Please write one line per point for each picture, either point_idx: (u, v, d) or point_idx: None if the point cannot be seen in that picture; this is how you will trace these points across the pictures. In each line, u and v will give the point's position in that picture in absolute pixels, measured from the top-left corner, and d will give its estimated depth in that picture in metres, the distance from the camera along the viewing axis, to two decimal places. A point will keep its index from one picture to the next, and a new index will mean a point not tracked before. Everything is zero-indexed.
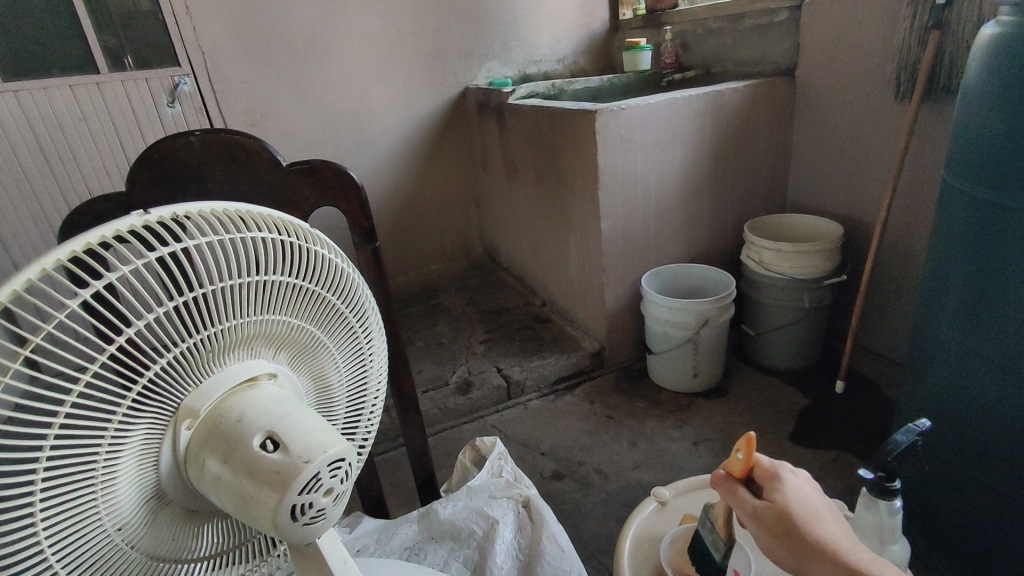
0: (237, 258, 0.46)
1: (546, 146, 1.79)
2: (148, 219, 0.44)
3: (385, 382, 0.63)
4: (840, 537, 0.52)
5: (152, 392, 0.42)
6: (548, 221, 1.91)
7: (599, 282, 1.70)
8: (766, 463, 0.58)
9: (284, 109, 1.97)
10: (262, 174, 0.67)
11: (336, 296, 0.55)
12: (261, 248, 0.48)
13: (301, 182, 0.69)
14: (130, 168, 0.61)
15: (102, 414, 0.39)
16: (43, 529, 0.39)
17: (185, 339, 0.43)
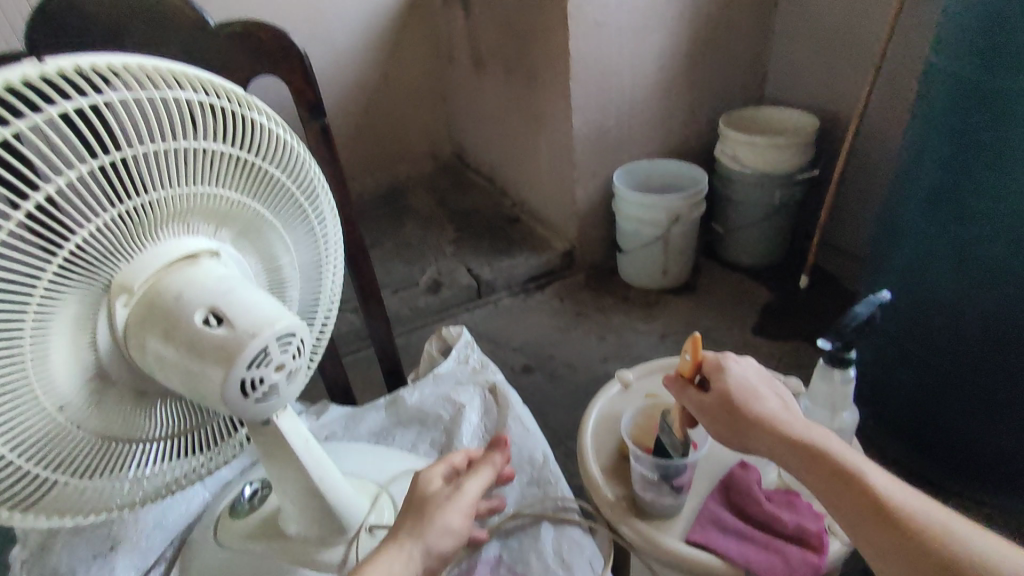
0: (160, 121, 0.40)
1: (514, 32, 1.68)
2: (44, 68, 0.37)
3: (341, 266, 0.61)
4: (777, 412, 0.61)
5: (76, 266, 0.39)
6: (518, 116, 1.83)
7: (570, 179, 1.66)
8: (710, 357, 0.66)
9: None
10: (187, 37, 0.60)
11: (280, 170, 0.50)
12: (190, 111, 0.42)
13: (235, 47, 0.63)
14: (28, 23, 0.55)
15: (18, 286, 0.36)
16: None
17: (108, 209, 0.39)
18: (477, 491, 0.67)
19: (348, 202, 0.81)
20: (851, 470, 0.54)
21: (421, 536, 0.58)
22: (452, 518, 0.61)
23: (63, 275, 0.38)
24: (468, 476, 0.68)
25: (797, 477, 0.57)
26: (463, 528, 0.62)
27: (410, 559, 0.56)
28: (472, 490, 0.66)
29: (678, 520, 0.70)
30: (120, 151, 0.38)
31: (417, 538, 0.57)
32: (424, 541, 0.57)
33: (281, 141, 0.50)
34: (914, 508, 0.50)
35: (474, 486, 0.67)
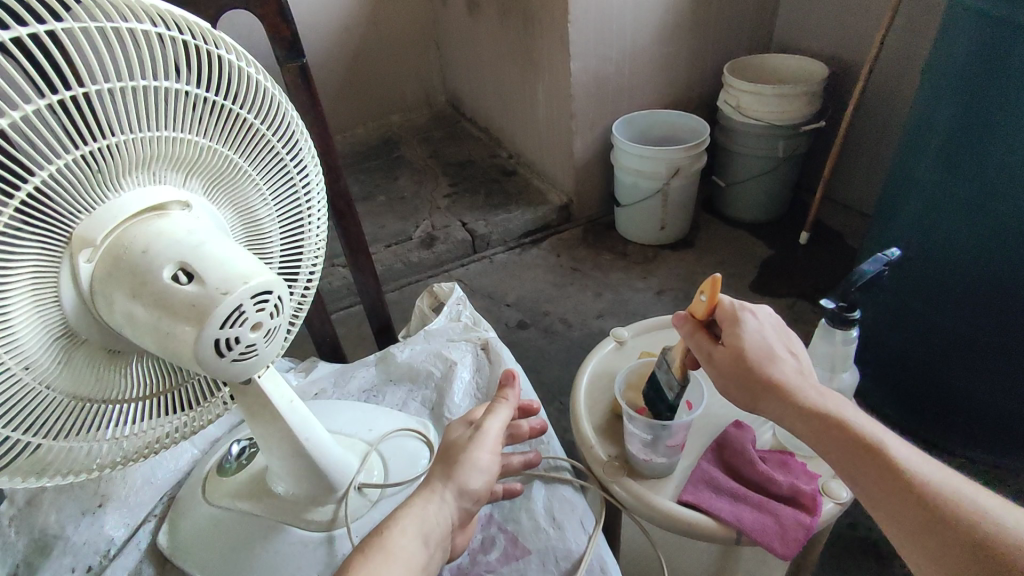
0: (113, 58, 0.36)
1: None
2: None
3: (325, 220, 0.58)
4: (793, 375, 0.55)
5: (32, 217, 0.36)
6: (515, 63, 1.75)
7: (568, 130, 1.60)
8: (728, 305, 0.60)
9: None
10: None
11: (252, 114, 0.46)
12: (147, 47, 0.38)
13: None
14: None
15: None
16: None
17: (65, 156, 0.35)
18: (500, 427, 0.63)
19: (333, 151, 0.76)
20: (870, 442, 0.49)
21: (452, 477, 0.56)
22: (483, 455, 0.59)
23: (21, 229, 0.35)
24: (487, 413, 0.64)
25: (809, 443, 0.52)
26: (495, 465, 0.60)
27: (443, 504, 0.55)
28: (495, 427, 0.62)
29: (669, 480, 0.70)
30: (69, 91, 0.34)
31: (449, 481, 0.56)
32: (455, 483, 0.56)
33: (256, 84, 0.46)
34: (937, 483, 0.45)
35: (497, 422, 0.63)
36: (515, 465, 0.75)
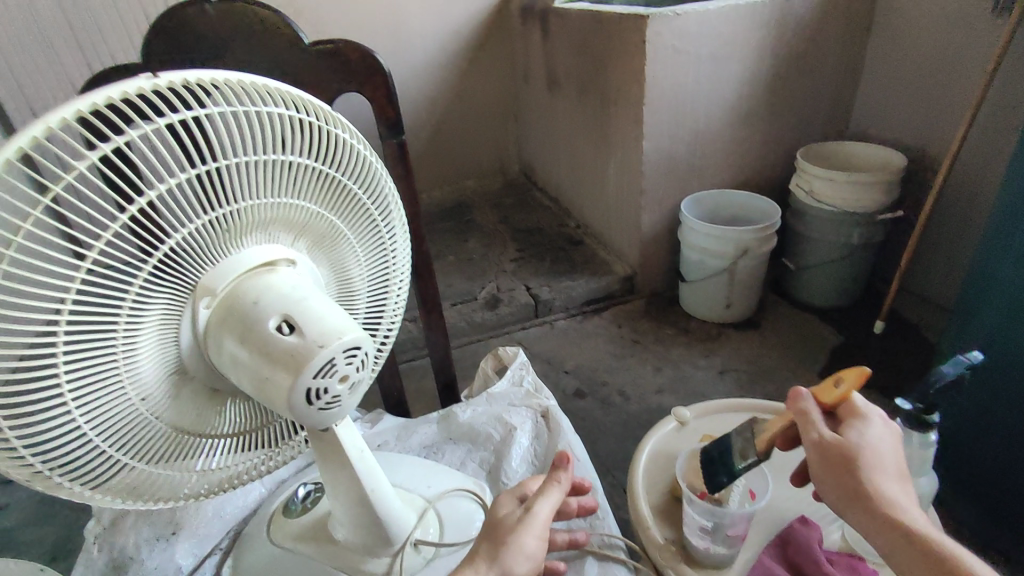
0: (248, 135, 0.42)
1: (592, 55, 1.69)
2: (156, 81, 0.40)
3: (407, 280, 0.62)
4: (904, 495, 0.53)
5: (169, 268, 0.41)
6: (590, 139, 1.83)
7: (636, 204, 1.64)
8: (857, 402, 0.58)
9: (320, 6, 1.96)
10: (282, 53, 0.64)
11: (355, 184, 0.52)
12: (276, 125, 0.44)
13: (324, 64, 0.65)
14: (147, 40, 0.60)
15: (119, 286, 0.39)
16: (71, 398, 0.39)
17: (201, 217, 0.41)
18: (549, 511, 0.62)
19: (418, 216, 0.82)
20: None
21: (498, 559, 0.56)
22: (530, 542, 0.59)
23: (158, 278, 0.41)
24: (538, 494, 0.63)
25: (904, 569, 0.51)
26: (541, 552, 0.59)
27: None
28: (543, 511, 0.62)
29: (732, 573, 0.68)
30: (211, 161, 0.41)
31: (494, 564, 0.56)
32: (501, 566, 0.56)
33: (361, 157, 0.52)
34: None
35: (545, 506, 0.62)
36: (559, 544, 0.74)
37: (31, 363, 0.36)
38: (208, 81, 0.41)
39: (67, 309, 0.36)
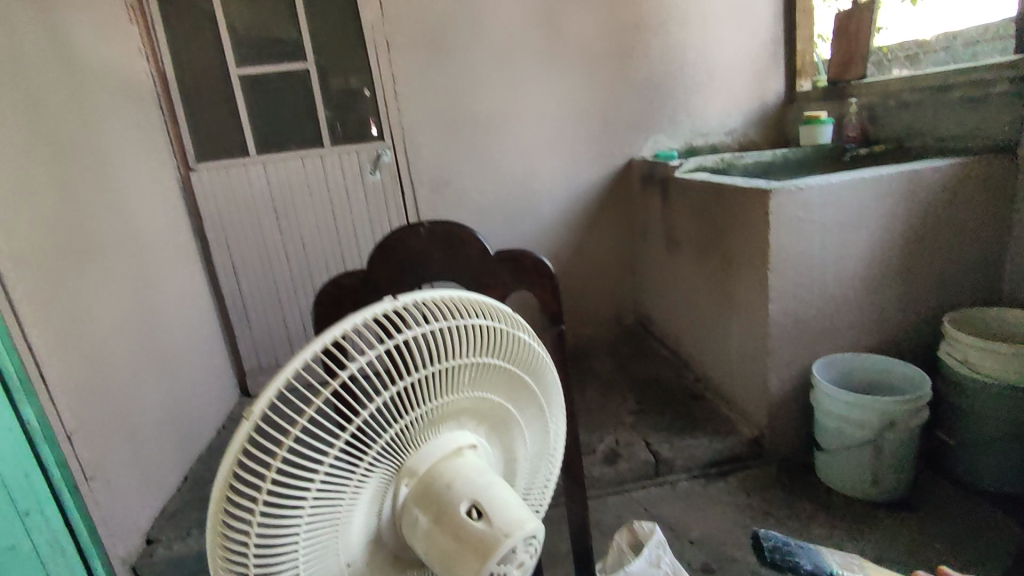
0: (447, 345, 0.54)
1: (713, 220, 1.80)
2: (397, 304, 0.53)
3: (559, 456, 0.69)
4: None
5: (388, 453, 0.51)
6: (711, 297, 1.88)
7: (763, 364, 1.62)
8: None
9: (465, 177, 2.40)
10: (472, 261, 0.76)
11: (524, 371, 0.61)
12: (467, 334, 0.55)
13: (504, 269, 0.77)
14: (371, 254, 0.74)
15: (351, 467, 0.48)
16: (301, 559, 0.48)
17: (416, 410, 0.52)
18: None
19: (569, 397, 0.88)
20: None
21: None
22: None
23: (378, 459, 0.50)
24: None
25: None
26: None
27: None
28: None
29: None
30: (429, 365, 0.52)
31: None
32: None
33: (532, 353, 0.62)
34: None
35: None
36: None
37: (282, 528, 0.46)
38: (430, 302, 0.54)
39: (315, 485, 0.46)
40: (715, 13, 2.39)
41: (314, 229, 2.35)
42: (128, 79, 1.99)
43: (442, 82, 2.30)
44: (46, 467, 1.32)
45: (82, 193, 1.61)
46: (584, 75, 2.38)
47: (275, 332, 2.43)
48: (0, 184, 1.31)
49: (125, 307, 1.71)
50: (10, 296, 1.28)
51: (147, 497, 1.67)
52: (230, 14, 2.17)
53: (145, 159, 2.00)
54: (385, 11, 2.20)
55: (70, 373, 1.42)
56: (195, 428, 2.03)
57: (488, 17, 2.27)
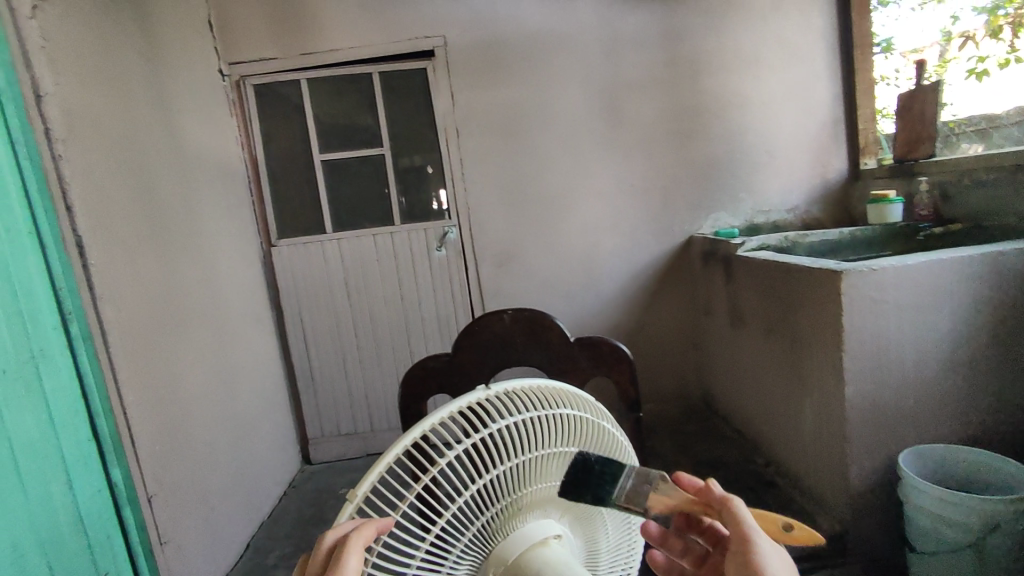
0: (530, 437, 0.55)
1: (780, 300, 1.78)
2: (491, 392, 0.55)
3: (639, 549, 0.69)
4: None
5: (477, 539, 0.54)
6: (782, 378, 1.81)
7: (841, 452, 1.53)
8: None
9: (528, 254, 2.48)
10: (554, 345, 0.90)
11: (605, 456, 0.62)
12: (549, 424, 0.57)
13: (584, 353, 0.90)
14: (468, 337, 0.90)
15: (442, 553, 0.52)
16: None
17: (506, 497, 0.55)
18: None
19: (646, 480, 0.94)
20: None
21: None
22: None
23: (467, 546, 0.53)
24: None
25: None
26: None
27: None
28: None
29: None
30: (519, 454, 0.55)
31: None
32: None
33: (615, 443, 0.63)
34: None
35: None
36: None
37: None
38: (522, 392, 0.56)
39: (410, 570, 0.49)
40: (773, 95, 2.45)
41: (381, 302, 2.45)
42: (226, 164, 2.20)
43: (507, 164, 2.42)
44: (126, 527, 1.37)
45: (180, 267, 1.76)
46: (644, 155, 2.46)
47: (339, 401, 2.50)
48: (114, 263, 1.45)
49: (207, 373, 1.82)
50: (113, 360, 1.39)
51: (214, 564, 1.70)
52: (318, 107, 2.39)
53: (234, 236, 2.17)
54: (457, 101, 2.38)
55: (155, 437, 1.50)
56: (259, 494, 2.07)
57: (551, 104, 2.41)
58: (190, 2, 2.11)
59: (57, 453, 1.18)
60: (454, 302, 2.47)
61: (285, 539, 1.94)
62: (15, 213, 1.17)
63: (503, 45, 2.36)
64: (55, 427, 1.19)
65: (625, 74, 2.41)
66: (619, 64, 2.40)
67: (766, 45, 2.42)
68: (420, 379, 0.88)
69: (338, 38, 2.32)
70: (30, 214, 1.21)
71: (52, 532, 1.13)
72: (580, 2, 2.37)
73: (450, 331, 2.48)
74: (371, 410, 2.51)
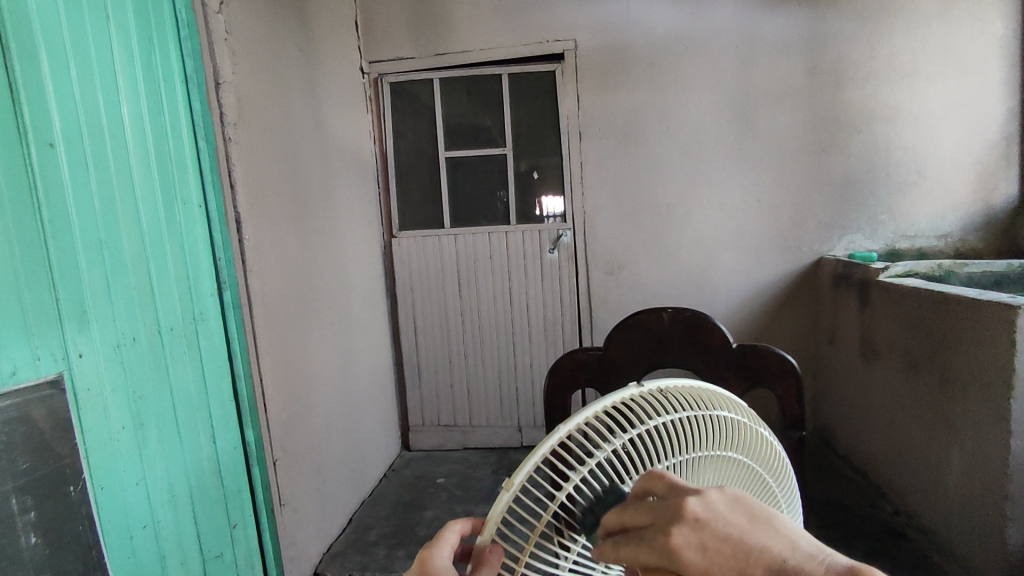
0: (684, 437, 0.53)
1: (930, 332, 1.61)
2: (642, 388, 0.54)
3: None
4: None
5: None
6: (925, 420, 1.64)
7: (999, 511, 1.35)
8: None
9: (640, 262, 2.42)
10: (713, 347, 0.91)
11: (764, 464, 0.59)
12: (705, 425, 0.54)
13: (747, 359, 0.89)
14: (619, 332, 0.93)
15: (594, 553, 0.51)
16: None
17: None
18: None
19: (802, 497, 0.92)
20: None
21: None
22: None
23: None
24: None
25: None
26: None
27: None
28: None
29: None
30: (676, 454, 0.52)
31: None
32: None
33: (770, 448, 0.60)
34: None
35: None
36: None
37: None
38: (674, 390, 0.54)
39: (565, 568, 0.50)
40: (930, 110, 2.23)
41: (490, 300, 2.48)
42: (359, 156, 2.33)
43: (627, 169, 2.38)
44: (255, 486, 1.46)
45: (316, 249, 1.88)
46: (775, 168, 2.33)
47: (442, 393, 2.56)
48: (265, 239, 1.57)
49: (330, 351, 1.92)
50: (257, 328, 1.50)
51: (323, 531, 1.80)
52: (446, 106, 2.47)
53: (361, 224, 2.29)
54: (582, 104, 2.37)
55: (284, 404, 1.61)
56: (364, 473, 2.16)
57: (679, 111, 2.34)
58: (342, 4, 2.26)
59: (207, 408, 1.29)
60: (562, 307, 2.45)
61: (386, 518, 2.01)
62: (191, 187, 1.30)
63: (634, 49, 2.33)
64: (207, 386, 1.30)
65: (762, 82, 2.29)
66: (756, 70, 2.29)
67: (926, 54, 2.21)
68: (570, 370, 0.92)
69: (471, 39, 2.39)
70: (202, 189, 1.34)
71: (199, 480, 1.24)
72: (720, 5, 2.28)
73: (555, 335, 2.47)
74: (470, 405, 2.55)
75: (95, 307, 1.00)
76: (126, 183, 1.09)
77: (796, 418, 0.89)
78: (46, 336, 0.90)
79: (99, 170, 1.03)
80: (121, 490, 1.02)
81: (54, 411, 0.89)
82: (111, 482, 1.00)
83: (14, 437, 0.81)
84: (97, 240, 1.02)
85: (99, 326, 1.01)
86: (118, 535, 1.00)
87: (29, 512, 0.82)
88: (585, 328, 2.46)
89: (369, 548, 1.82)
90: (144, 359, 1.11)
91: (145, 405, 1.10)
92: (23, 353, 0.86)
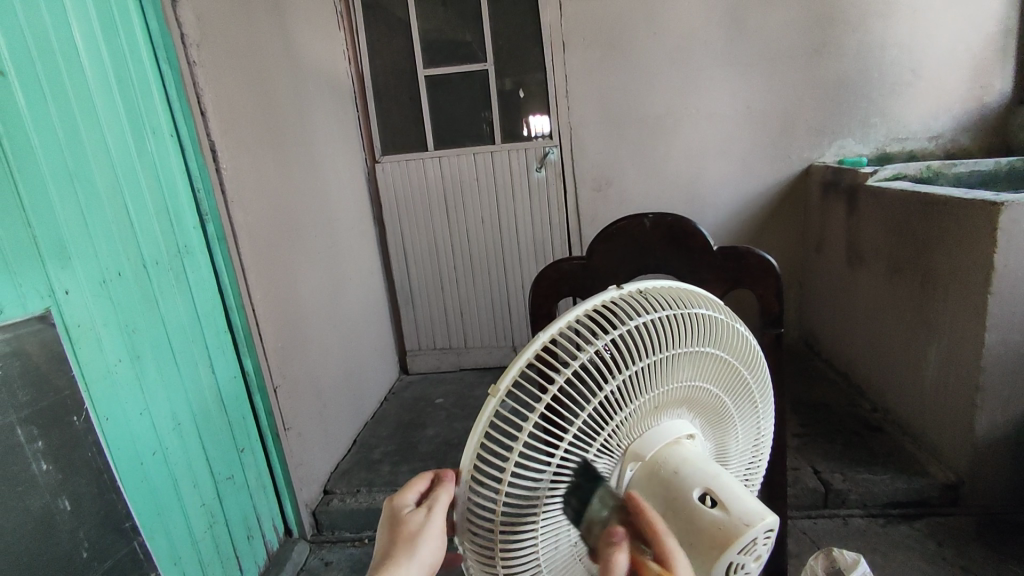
0: (666, 334, 0.54)
1: (914, 233, 1.63)
2: (620, 293, 0.56)
3: (768, 445, 0.71)
4: None
5: (617, 435, 0.54)
6: (905, 320, 1.68)
7: (969, 401, 1.42)
8: None
9: (629, 178, 2.39)
10: (695, 250, 0.91)
11: (741, 361, 0.62)
12: (686, 322, 0.56)
13: (728, 261, 0.90)
14: (601, 240, 0.93)
15: (584, 450, 0.52)
16: (540, 538, 0.53)
17: (648, 394, 0.54)
18: None
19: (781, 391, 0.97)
20: None
21: None
22: None
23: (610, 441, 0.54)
24: None
25: None
26: None
27: None
28: None
29: None
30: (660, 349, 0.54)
31: None
32: None
33: (747, 344, 0.63)
34: None
35: None
36: None
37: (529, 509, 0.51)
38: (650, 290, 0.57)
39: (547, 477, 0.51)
40: (929, 4, 2.13)
41: (479, 223, 2.46)
42: (334, 78, 2.23)
43: (614, 81, 2.30)
44: (258, 413, 1.50)
45: (297, 177, 1.84)
46: (766, 73, 2.25)
47: (436, 317, 2.60)
48: (244, 169, 1.53)
49: (320, 280, 1.92)
50: (245, 260, 1.48)
51: (329, 452, 1.88)
52: (422, 19, 2.34)
53: (342, 150, 2.23)
54: (565, 12, 2.25)
55: (281, 334, 1.63)
56: (364, 397, 2.22)
57: (666, 16, 2.23)
58: None
59: (201, 339, 1.31)
60: (551, 226, 2.44)
61: (388, 437, 2.09)
62: (159, 114, 1.25)
63: None
64: (199, 316, 1.31)
65: None
66: None
67: None
68: (555, 283, 0.94)
69: None
70: (170, 115, 1.29)
71: (202, 407, 1.28)
72: None
73: (545, 254, 2.48)
74: (464, 327, 2.60)
75: (75, 244, 0.99)
76: (88, 112, 1.05)
77: (775, 316, 0.92)
78: (29, 275, 0.90)
79: (58, 98, 0.99)
80: (125, 418, 1.05)
81: (47, 344, 0.89)
82: (116, 413, 1.03)
83: (11, 372, 0.82)
84: (66, 170, 0.99)
85: (81, 261, 1.00)
86: (128, 461, 1.04)
87: (37, 440, 0.85)
88: (575, 247, 2.47)
89: (375, 465, 1.91)
90: (132, 293, 1.11)
91: (139, 338, 1.11)
92: (8, 289, 0.86)
